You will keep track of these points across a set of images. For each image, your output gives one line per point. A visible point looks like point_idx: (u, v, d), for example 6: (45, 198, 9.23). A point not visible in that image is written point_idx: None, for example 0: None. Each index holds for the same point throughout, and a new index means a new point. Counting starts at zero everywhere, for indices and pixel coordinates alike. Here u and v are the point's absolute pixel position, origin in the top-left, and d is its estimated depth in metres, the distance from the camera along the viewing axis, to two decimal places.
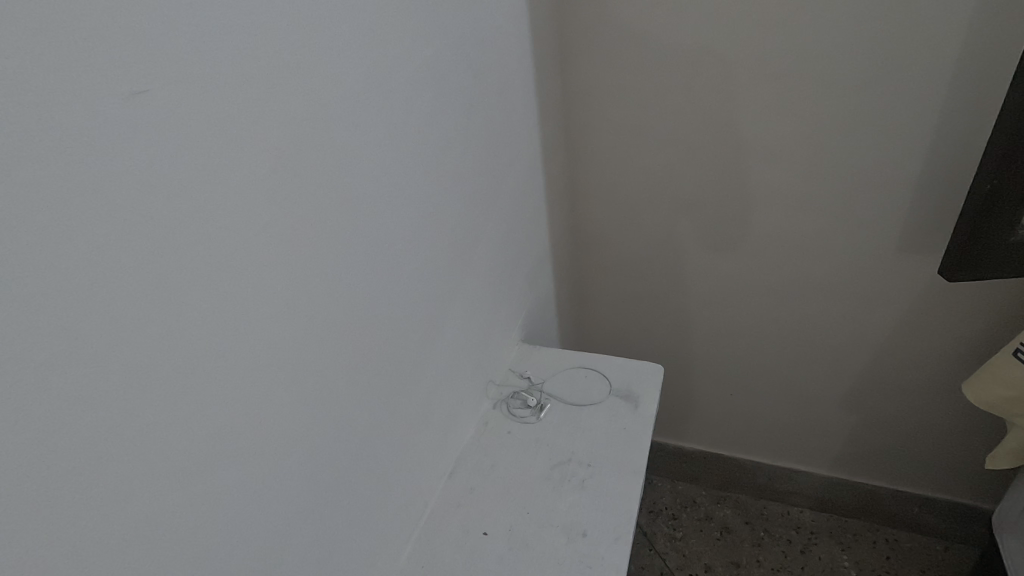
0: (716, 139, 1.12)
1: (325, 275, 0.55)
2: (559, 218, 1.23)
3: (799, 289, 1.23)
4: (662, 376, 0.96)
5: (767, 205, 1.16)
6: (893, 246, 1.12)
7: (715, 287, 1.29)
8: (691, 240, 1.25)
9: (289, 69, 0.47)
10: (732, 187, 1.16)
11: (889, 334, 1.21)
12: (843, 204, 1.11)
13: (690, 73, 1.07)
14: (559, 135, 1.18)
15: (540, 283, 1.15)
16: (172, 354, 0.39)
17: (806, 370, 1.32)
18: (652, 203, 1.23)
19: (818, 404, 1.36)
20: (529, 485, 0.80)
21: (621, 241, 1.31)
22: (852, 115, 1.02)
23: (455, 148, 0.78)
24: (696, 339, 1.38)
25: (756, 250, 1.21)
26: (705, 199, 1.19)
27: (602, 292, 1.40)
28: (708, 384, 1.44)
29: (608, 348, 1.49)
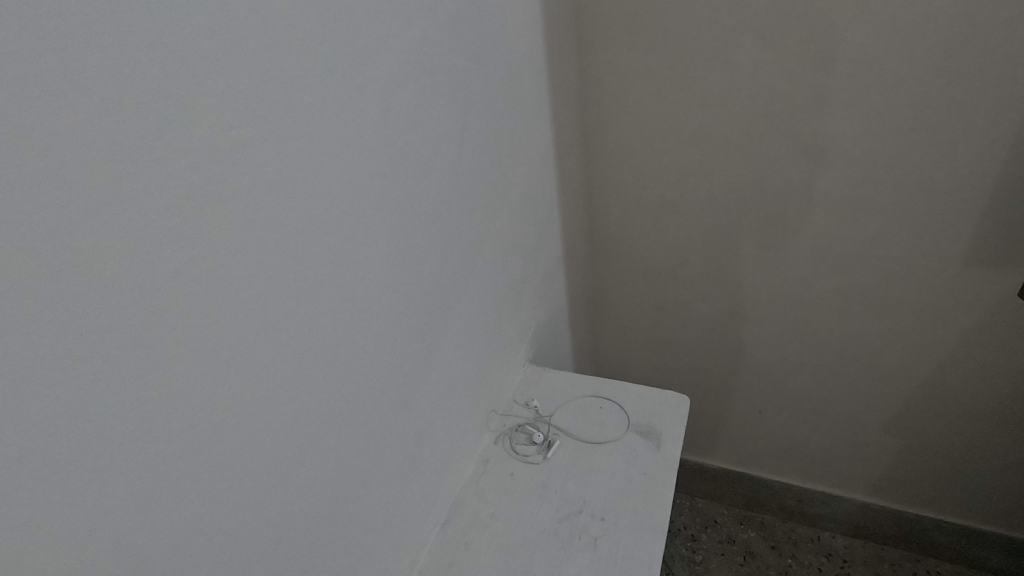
0: (753, 133, 0.98)
1: (273, 317, 0.43)
2: (573, 221, 1.11)
3: (843, 302, 1.09)
4: (688, 408, 0.83)
5: (810, 209, 1.02)
6: (957, 256, 0.97)
7: (746, 297, 1.16)
8: (722, 246, 1.12)
9: (200, 47, 0.35)
10: (771, 188, 1.02)
11: (945, 353, 1.07)
12: (901, 207, 0.96)
13: (725, 57, 0.93)
14: (575, 126, 1.05)
15: (551, 294, 1.04)
16: (25, 455, 0.28)
17: (848, 389, 1.19)
18: (678, 204, 1.10)
19: (857, 426, 1.23)
20: (534, 539, 0.69)
21: (643, 245, 1.18)
22: (918, 106, 0.87)
23: (449, 147, 0.66)
24: (724, 351, 1.25)
25: (795, 258, 1.08)
26: (740, 200, 1.05)
27: (621, 299, 1.27)
28: (735, 400, 1.32)
29: (626, 360, 1.36)
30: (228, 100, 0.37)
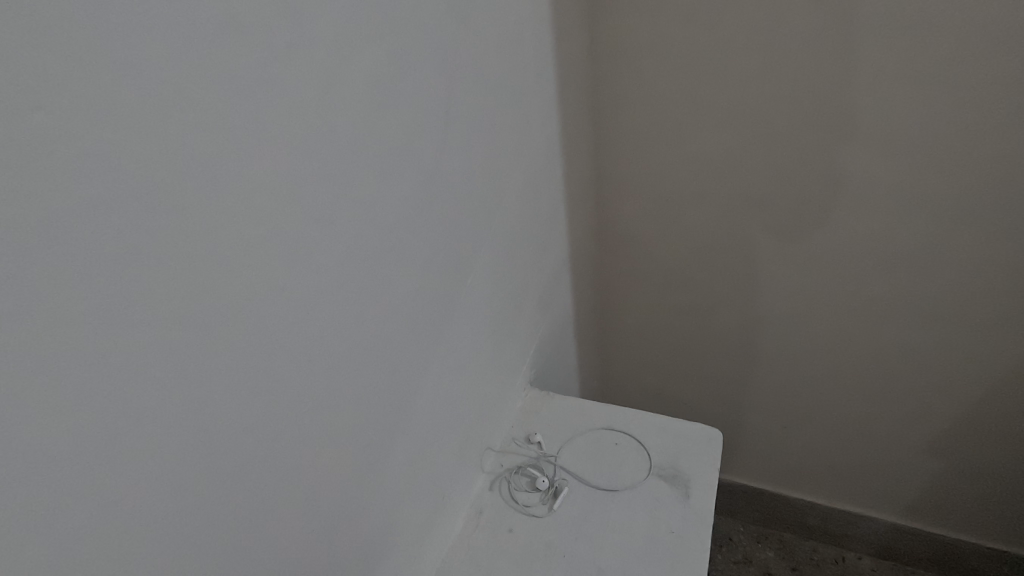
0: (795, 113, 0.83)
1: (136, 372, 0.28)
2: (581, 215, 0.96)
3: (888, 308, 0.96)
4: (720, 445, 0.70)
5: (861, 201, 0.88)
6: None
7: (775, 301, 1.02)
8: (753, 245, 0.97)
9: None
10: (812, 178, 0.88)
11: (1002, 367, 0.95)
12: (962, 201, 0.83)
13: (766, 22, 0.78)
14: (583, 104, 0.90)
15: (554, 302, 0.89)
16: None
17: (886, 405, 1.07)
18: (702, 196, 0.95)
19: (896, 444, 1.10)
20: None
21: (660, 243, 1.03)
22: (991, 81, 0.74)
23: (433, 131, 0.51)
24: (747, 360, 1.12)
25: (835, 258, 0.94)
26: (776, 192, 0.91)
27: (632, 302, 1.13)
28: (757, 413, 1.18)
29: (636, 367, 1.23)
30: (119, 127, 0.26)
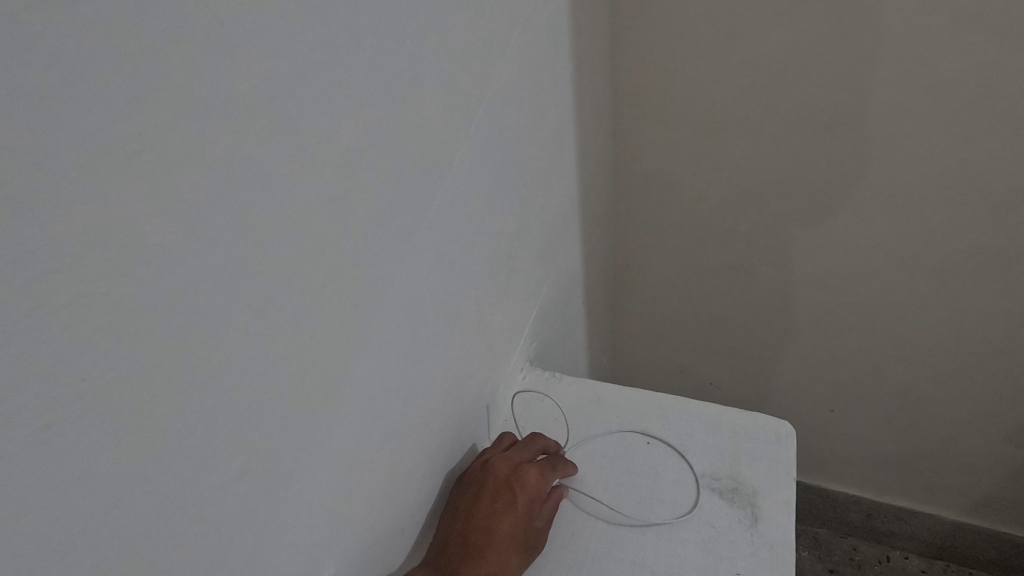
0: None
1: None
2: (594, 145, 0.75)
3: (979, 261, 0.76)
4: (793, 443, 0.50)
5: (966, 113, 0.67)
6: None
7: (833, 255, 0.83)
8: (814, 178, 0.77)
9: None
10: (897, 90, 0.67)
11: None
12: None
13: None
14: None
15: (559, 257, 0.69)
16: None
17: (965, 382, 0.87)
18: (748, 119, 0.75)
19: (971, 430, 0.91)
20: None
21: (693, 181, 0.83)
22: None
23: None
24: (793, 330, 0.92)
25: (917, 198, 0.74)
26: (849, 105, 0.70)
27: (653, 260, 0.93)
28: (800, 393, 0.99)
29: (654, 339, 1.03)
30: None
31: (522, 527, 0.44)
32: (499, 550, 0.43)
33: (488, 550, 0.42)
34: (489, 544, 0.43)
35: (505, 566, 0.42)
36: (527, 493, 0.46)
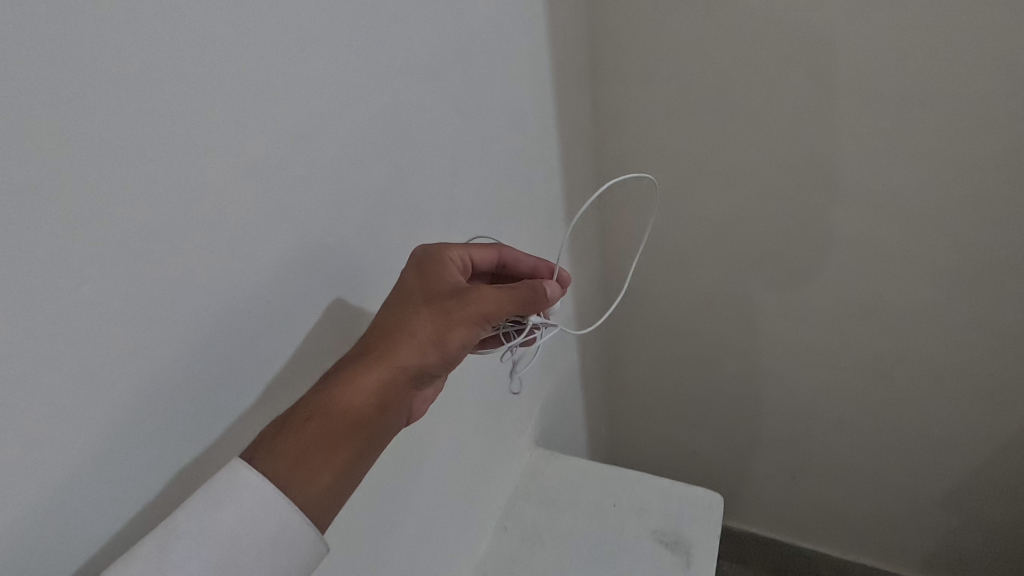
0: (784, 185, 0.87)
1: (192, 451, 0.34)
2: (585, 272, 1.02)
3: (883, 364, 0.99)
4: (721, 510, 0.71)
5: (852, 261, 0.90)
6: (1003, 325, 0.88)
7: (772, 352, 1.06)
8: (751, 298, 1.01)
9: (8, 66, 0.23)
10: (803, 242, 0.91)
11: (995, 426, 0.97)
12: (945, 268, 0.86)
13: (748, 101, 0.82)
14: (587, 166, 0.95)
15: (558, 358, 0.94)
16: None
17: (895, 456, 1.06)
18: (699, 257, 0.99)
19: (909, 499, 1.09)
20: (266, 554, 0.35)
21: (664, 292, 1.07)
22: (962, 162, 0.77)
23: (439, 224, 0.55)
24: (749, 407, 1.15)
25: (828, 314, 0.98)
26: (771, 251, 0.94)
27: (637, 351, 1.17)
28: (765, 461, 1.19)
29: (642, 412, 1.26)
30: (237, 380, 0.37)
31: (420, 296, 0.47)
32: (399, 323, 0.46)
33: (398, 322, 0.46)
34: (391, 323, 0.45)
35: (415, 335, 0.45)
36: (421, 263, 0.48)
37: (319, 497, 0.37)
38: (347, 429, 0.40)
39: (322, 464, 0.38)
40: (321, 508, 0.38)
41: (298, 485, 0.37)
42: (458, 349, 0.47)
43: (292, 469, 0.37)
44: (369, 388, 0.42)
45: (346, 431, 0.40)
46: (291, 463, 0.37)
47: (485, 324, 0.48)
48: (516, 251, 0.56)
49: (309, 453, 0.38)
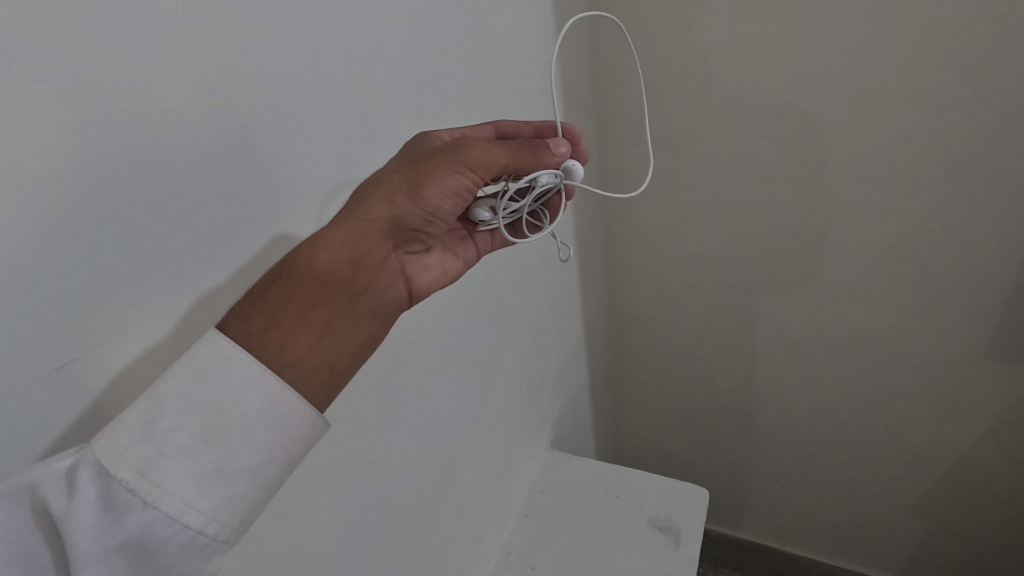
0: (746, 238, 1.11)
1: (361, 412, 0.60)
2: (594, 303, 1.27)
3: (836, 383, 1.23)
4: (705, 502, 0.92)
5: (800, 299, 1.15)
6: (923, 353, 1.11)
7: (745, 373, 1.31)
8: (723, 327, 1.26)
9: (218, 186, 0.41)
10: (761, 282, 1.16)
11: (924, 432, 1.21)
12: (874, 307, 1.09)
13: (711, 174, 1.06)
14: (596, 220, 1.20)
15: (572, 370, 1.19)
16: (249, 547, 0.49)
17: (866, 461, 1.30)
18: (681, 293, 1.26)
19: (873, 505, 1.35)
20: (254, 424, 0.40)
21: (667, 323, 1.32)
22: (878, 227, 1.00)
23: (483, 270, 0.81)
24: (731, 420, 1.40)
25: (787, 341, 1.22)
26: (737, 290, 1.20)
27: (638, 367, 1.44)
28: (760, 465, 1.44)
29: (644, 418, 1.53)
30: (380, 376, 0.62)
31: (394, 171, 0.51)
32: (373, 192, 0.50)
33: (372, 190, 0.50)
34: (366, 192, 0.50)
35: (387, 201, 0.50)
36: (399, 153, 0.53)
37: (295, 359, 0.42)
38: (319, 286, 0.44)
39: (297, 333, 0.43)
40: (300, 370, 0.43)
41: (274, 347, 0.42)
42: (437, 201, 0.51)
43: (269, 325, 0.42)
44: (340, 246, 0.46)
45: (318, 288, 0.44)
46: (264, 329, 0.41)
47: (465, 174, 0.51)
48: (514, 122, 0.62)
49: (283, 310, 0.42)
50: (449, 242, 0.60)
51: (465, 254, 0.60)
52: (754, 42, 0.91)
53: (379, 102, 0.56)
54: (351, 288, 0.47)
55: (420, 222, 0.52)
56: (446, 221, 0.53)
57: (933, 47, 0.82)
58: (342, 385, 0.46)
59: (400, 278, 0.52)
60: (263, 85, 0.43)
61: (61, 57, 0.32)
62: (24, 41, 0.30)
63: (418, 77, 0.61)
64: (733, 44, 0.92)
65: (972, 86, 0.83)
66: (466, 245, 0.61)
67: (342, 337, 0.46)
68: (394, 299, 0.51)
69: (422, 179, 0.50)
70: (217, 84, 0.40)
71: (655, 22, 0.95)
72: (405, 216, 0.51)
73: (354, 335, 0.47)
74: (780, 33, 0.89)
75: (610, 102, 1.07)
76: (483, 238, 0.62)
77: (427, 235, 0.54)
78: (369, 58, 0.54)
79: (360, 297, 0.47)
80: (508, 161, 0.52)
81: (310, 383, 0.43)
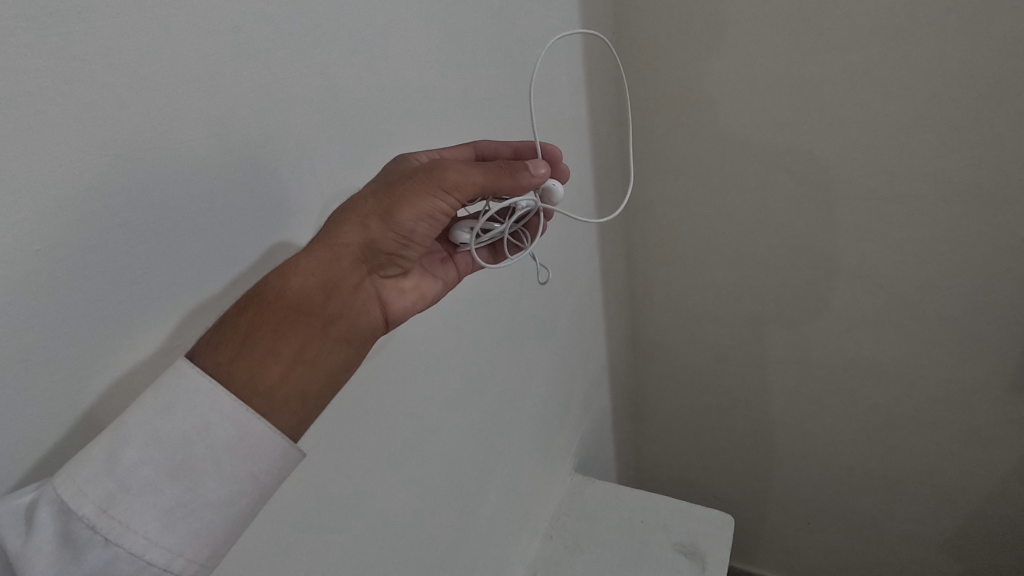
0: (765, 270, 1.14)
1: (398, 422, 0.65)
2: (618, 331, 1.30)
3: (859, 416, 1.23)
4: (731, 529, 0.94)
5: (818, 329, 1.16)
6: (944, 386, 1.11)
7: (769, 405, 1.32)
8: (743, 356, 1.28)
9: (209, 213, 0.42)
10: (781, 312, 1.18)
11: (949, 467, 1.20)
12: (893, 338, 1.11)
13: (728, 206, 1.11)
14: (620, 251, 1.25)
15: (595, 397, 1.22)
16: (299, 539, 0.53)
17: (894, 496, 1.29)
18: (701, 322, 1.28)
19: (899, 543, 1.34)
20: (223, 456, 0.42)
21: (688, 352, 1.34)
22: (894, 260, 1.03)
23: (512, 294, 0.86)
24: (754, 452, 1.40)
25: (807, 372, 1.23)
26: (756, 320, 1.22)
27: (659, 396, 1.45)
28: (784, 499, 1.43)
29: (665, 448, 1.53)
30: (415, 390, 0.67)
31: (369, 195, 0.51)
32: (347, 217, 0.50)
33: (347, 216, 0.50)
34: (340, 217, 0.50)
35: (361, 229, 0.50)
36: (378, 176, 0.53)
37: (266, 387, 0.44)
38: (289, 312, 0.46)
39: (268, 360, 0.45)
40: (271, 397, 0.45)
41: (242, 376, 0.43)
42: (412, 223, 0.52)
43: (237, 353, 0.43)
44: (312, 272, 0.47)
45: (289, 315, 0.46)
46: (233, 356, 0.43)
47: (441, 197, 0.52)
48: (493, 143, 0.65)
49: (253, 336, 0.44)
50: (429, 266, 0.61)
51: (445, 276, 0.62)
52: (768, 83, 0.96)
53: (414, 136, 0.62)
54: (323, 314, 0.48)
55: (395, 246, 0.53)
56: (422, 244, 0.54)
57: (941, 88, 0.86)
58: (316, 411, 0.47)
59: (376, 302, 0.53)
60: (290, 117, 0.47)
61: (75, 91, 0.33)
62: (55, 81, 0.32)
63: (447, 112, 0.67)
64: (749, 85, 0.97)
65: (979, 125, 0.86)
66: (446, 267, 0.62)
67: (315, 364, 0.47)
68: (371, 323, 0.52)
69: (397, 208, 0.51)
70: (213, 110, 0.41)
71: (675, 64, 1.01)
72: (379, 240, 0.52)
73: (327, 361, 0.48)
74: (795, 74, 0.93)
75: (633, 138, 1.12)
76: (463, 259, 0.64)
77: (404, 258, 0.55)
78: (409, 95, 0.60)
79: (332, 322, 0.49)
80: (485, 181, 0.53)
81: (283, 410, 0.45)
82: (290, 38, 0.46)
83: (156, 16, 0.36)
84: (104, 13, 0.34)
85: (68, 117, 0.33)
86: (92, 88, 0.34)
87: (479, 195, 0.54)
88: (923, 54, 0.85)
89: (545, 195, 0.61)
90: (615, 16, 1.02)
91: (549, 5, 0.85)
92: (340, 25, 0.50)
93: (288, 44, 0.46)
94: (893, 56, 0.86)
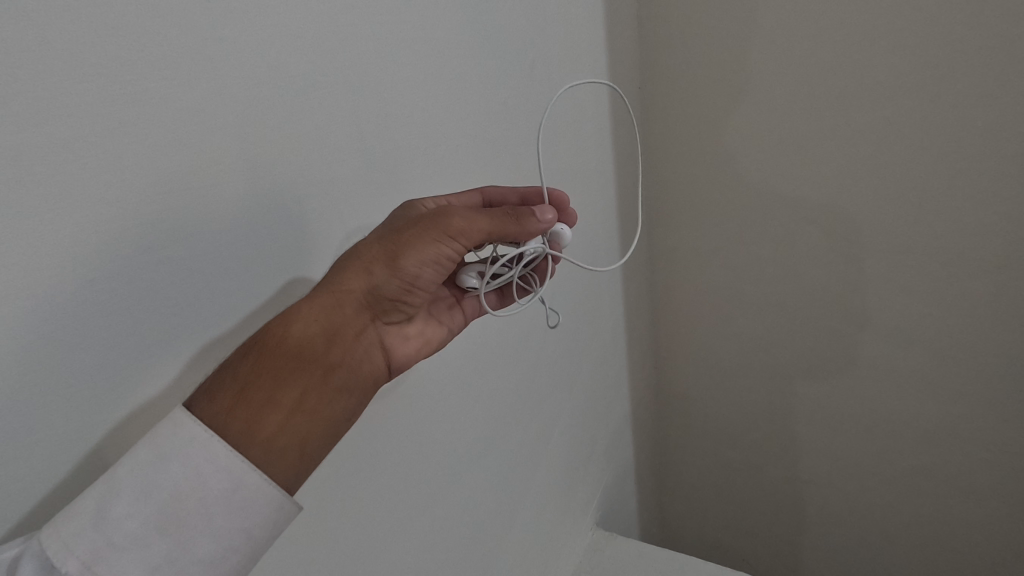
0: (790, 320, 1.12)
1: (412, 471, 0.62)
2: (641, 380, 1.27)
3: (896, 477, 1.16)
4: None
5: (848, 383, 1.12)
6: (988, 448, 1.05)
7: (797, 462, 1.25)
8: (770, 410, 1.23)
9: (220, 252, 0.41)
10: (810, 365, 1.14)
11: (998, 538, 1.11)
12: (929, 396, 1.05)
13: (751, 255, 1.09)
14: (645, 298, 1.23)
15: (618, 449, 1.18)
16: None
17: (941, 568, 1.20)
18: (726, 373, 1.24)
19: None
20: (216, 511, 0.39)
21: (713, 404, 1.29)
22: (927, 313, 0.99)
23: (534, 339, 0.84)
24: (782, 513, 1.33)
25: (837, 428, 1.17)
26: (783, 372, 1.18)
27: (683, 448, 1.40)
28: (817, 566, 1.34)
29: (689, 504, 1.46)
30: (432, 437, 0.65)
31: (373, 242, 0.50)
32: (349, 264, 0.49)
33: (349, 262, 0.49)
34: (343, 264, 0.49)
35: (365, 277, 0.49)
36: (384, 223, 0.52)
37: (264, 438, 0.42)
38: (289, 360, 0.44)
39: (267, 410, 0.42)
40: (269, 448, 0.42)
41: (239, 425, 0.41)
42: (416, 269, 0.51)
43: (236, 401, 0.41)
44: (314, 319, 0.45)
45: (290, 362, 0.44)
46: (232, 404, 0.41)
47: (445, 243, 0.50)
48: (499, 189, 0.64)
49: (252, 384, 0.42)
50: (435, 311, 0.59)
51: (452, 322, 0.60)
52: (793, 134, 0.96)
53: (436, 178, 0.62)
54: (325, 361, 0.46)
55: (399, 292, 0.51)
56: (426, 290, 0.52)
57: (975, 140, 0.85)
58: (315, 463, 0.45)
59: (379, 349, 0.51)
60: (315, 158, 0.47)
61: (107, 137, 0.34)
62: (89, 128, 0.33)
63: (472, 152, 0.67)
64: (771, 136, 0.98)
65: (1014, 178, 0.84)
66: (454, 313, 0.61)
67: (316, 413, 0.45)
68: (373, 371, 0.50)
69: (400, 254, 0.49)
70: (240, 151, 0.41)
71: (697, 114, 1.02)
72: (384, 285, 0.50)
73: (329, 411, 0.46)
74: (822, 127, 0.94)
75: (655, 186, 1.12)
76: (471, 304, 0.62)
77: (409, 304, 0.53)
78: (433, 139, 0.60)
79: (334, 370, 0.47)
80: (493, 227, 0.51)
81: (280, 462, 0.43)
82: (320, 84, 0.47)
83: (169, 47, 0.36)
84: (144, 62, 0.35)
85: (98, 163, 0.33)
86: (118, 130, 0.34)
87: (487, 240, 0.52)
88: (947, 109, 0.84)
89: (553, 239, 0.59)
90: (639, 69, 1.04)
91: (576, 56, 0.87)
92: (370, 65, 0.51)
93: (318, 89, 0.46)
94: (923, 110, 0.86)
